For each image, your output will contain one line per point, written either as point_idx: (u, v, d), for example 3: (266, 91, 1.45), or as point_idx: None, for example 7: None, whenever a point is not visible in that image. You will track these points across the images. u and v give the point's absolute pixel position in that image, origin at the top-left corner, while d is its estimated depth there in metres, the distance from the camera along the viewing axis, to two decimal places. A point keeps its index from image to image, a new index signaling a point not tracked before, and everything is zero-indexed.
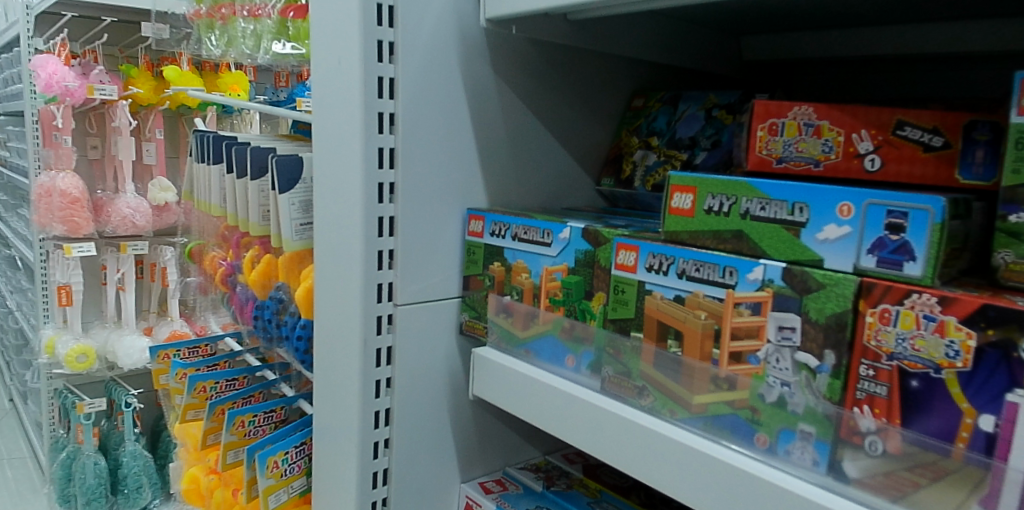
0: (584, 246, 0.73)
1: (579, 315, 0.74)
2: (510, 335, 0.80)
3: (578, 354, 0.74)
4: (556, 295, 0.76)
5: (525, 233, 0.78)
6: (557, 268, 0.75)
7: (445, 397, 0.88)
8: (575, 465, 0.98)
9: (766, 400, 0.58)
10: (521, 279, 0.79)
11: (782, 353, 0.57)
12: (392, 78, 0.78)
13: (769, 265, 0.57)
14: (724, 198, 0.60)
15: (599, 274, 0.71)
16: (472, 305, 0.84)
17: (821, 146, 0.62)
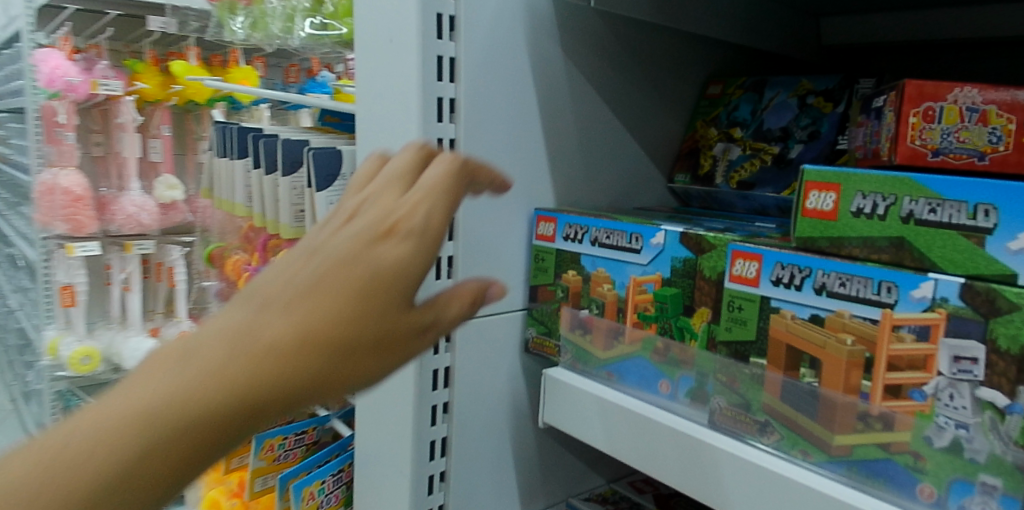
0: (683, 253, 0.62)
1: (675, 334, 0.63)
2: (588, 355, 0.70)
3: (673, 379, 0.64)
4: (647, 310, 0.65)
5: (608, 238, 0.67)
6: (648, 279, 0.65)
7: (506, 423, 0.77)
8: (645, 495, 0.87)
9: (935, 445, 0.48)
10: (602, 291, 0.68)
11: (959, 388, 0.46)
12: (453, 58, 0.67)
13: (941, 280, 0.47)
14: (879, 197, 0.49)
15: (704, 287, 0.61)
16: (540, 320, 0.74)
17: (988, 135, 0.51)
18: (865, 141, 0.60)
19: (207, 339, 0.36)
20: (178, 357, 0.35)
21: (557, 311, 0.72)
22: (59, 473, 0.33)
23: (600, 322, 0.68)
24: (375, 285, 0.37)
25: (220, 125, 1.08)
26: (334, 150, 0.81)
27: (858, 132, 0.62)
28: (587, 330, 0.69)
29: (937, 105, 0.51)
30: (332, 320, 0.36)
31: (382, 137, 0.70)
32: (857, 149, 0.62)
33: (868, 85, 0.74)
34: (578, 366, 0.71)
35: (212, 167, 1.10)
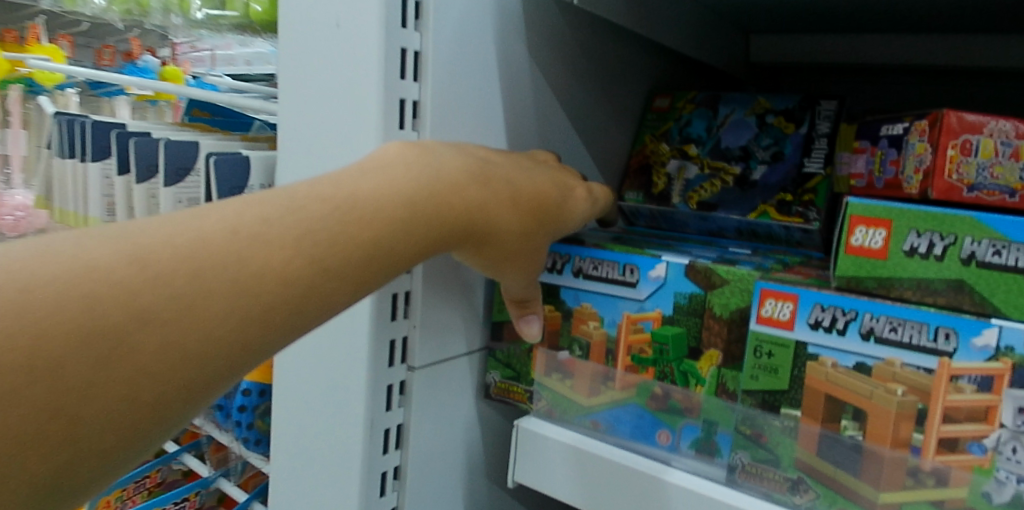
0: (689, 289, 0.55)
1: (678, 379, 0.56)
2: (567, 402, 0.61)
3: (673, 429, 0.57)
4: (642, 352, 0.57)
5: (595, 269, 0.59)
6: (646, 317, 0.57)
7: (460, 480, 0.65)
8: None
9: (994, 502, 0.44)
10: (587, 330, 0.60)
11: (1022, 441, 0.43)
12: (418, 52, 0.55)
13: (1007, 327, 0.43)
14: (936, 236, 0.45)
15: (714, 326, 0.54)
16: (508, 363, 0.64)
17: (1020, 172, 0.48)
18: (870, 169, 0.56)
19: (463, 160, 0.47)
20: (429, 157, 0.46)
21: (527, 352, 0.63)
22: (310, 236, 0.38)
23: (583, 365, 0.60)
24: (558, 207, 0.53)
25: (63, 116, 0.86)
26: (241, 156, 0.65)
27: (857, 159, 0.59)
28: (566, 374, 0.60)
29: (974, 138, 0.48)
30: (529, 205, 0.51)
31: (324, 143, 0.57)
32: (856, 177, 0.59)
33: (830, 107, 0.72)
34: (554, 414, 0.62)
35: (51, 168, 0.88)
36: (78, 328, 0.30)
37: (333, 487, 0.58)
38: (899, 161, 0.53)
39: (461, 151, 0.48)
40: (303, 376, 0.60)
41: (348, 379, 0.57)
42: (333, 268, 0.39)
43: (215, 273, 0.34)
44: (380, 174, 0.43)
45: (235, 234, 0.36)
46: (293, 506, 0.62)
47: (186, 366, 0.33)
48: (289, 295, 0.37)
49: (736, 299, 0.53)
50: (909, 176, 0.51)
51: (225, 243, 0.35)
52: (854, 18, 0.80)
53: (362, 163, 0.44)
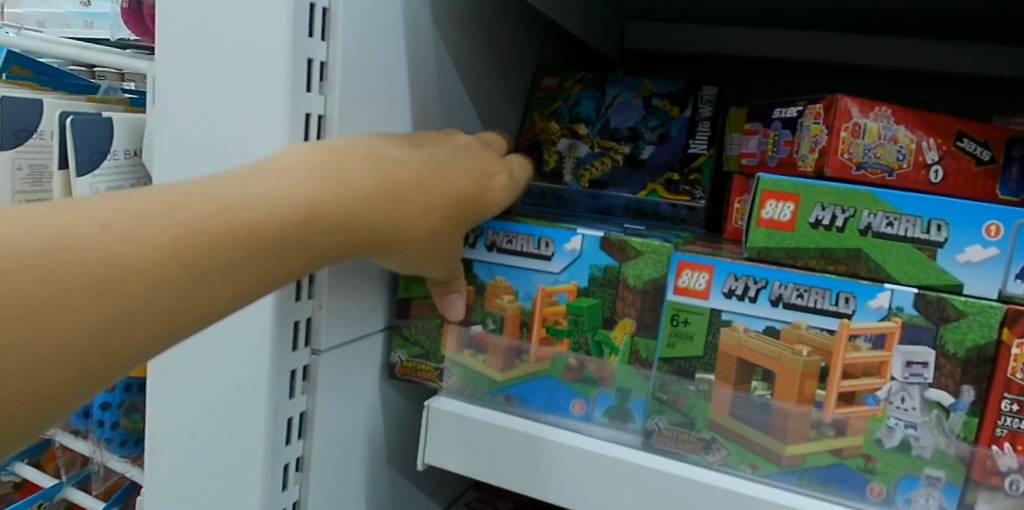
0: (605, 261, 0.55)
1: (592, 349, 0.56)
2: (478, 378, 0.59)
3: (588, 399, 0.57)
4: (557, 323, 0.57)
5: (508, 243, 0.58)
6: (560, 289, 0.56)
7: (364, 468, 0.61)
8: None
9: (885, 446, 0.49)
10: (501, 303, 0.58)
11: (909, 391, 0.49)
12: (326, 8, 0.50)
13: (897, 291, 0.48)
14: (839, 209, 0.50)
15: (628, 297, 0.55)
16: (415, 340, 0.61)
17: (897, 153, 0.53)
18: (763, 149, 0.61)
19: (375, 173, 0.46)
20: (341, 163, 0.45)
21: (436, 328, 0.60)
22: (188, 238, 0.36)
23: (496, 339, 0.58)
24: (471, 205, 0.53)
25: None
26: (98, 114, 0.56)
27: (749, 140, 0.63)
28: (479, 350, 0.59)
29: (863, 121, 0.53)
30: (439, 214, 0.50)
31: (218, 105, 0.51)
32: (748, 156, 0.63)
33: (711, 93, 0.77)
34: (464, 391, 0.60)
35: None
36: None
37: (230, 485, 0.52)
38: (793, 141, 0.58)
39: (379, 156, 0.47)
40: (188, 367, 0.52)
41: (249, 367, 0.50)
42: (210, 274, 0.37)
43: (72, 273, 0.32)
44: (279, 178, 0.42)
45: (104, 230, 0.34)
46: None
47: (34, 372, 0.31)
48: (157, 299, 0.35)
49: (650, 270, 0.54)
50: (803, 156, 0.56)
51: (90, 240, 0.33)
52: (725, 9, 0.85)
53: (267, 162, 0.43)
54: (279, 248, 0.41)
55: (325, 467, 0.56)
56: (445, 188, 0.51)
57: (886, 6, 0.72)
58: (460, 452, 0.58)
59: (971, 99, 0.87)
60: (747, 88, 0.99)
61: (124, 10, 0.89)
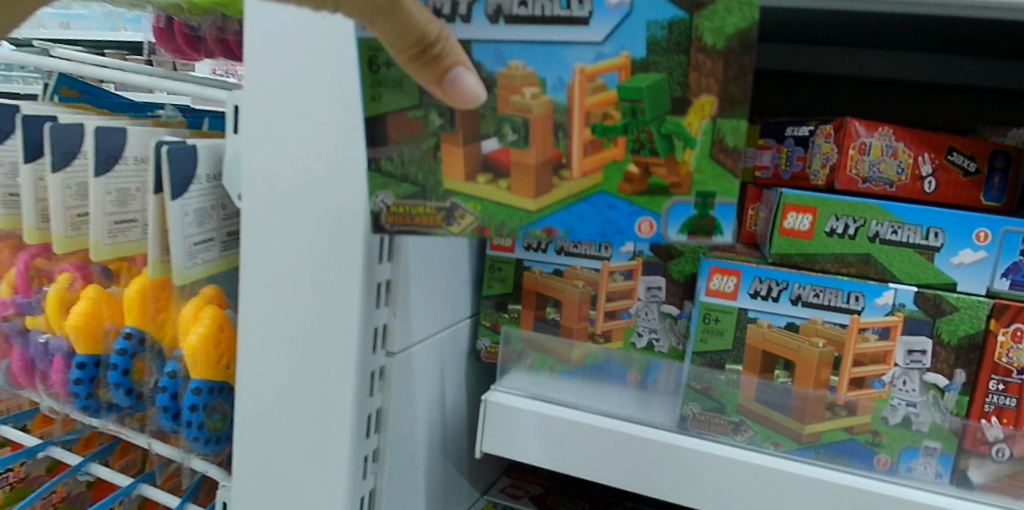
0: (670, 13, 0.41)
1: (659, 146, 0.42)
2: (503, 209, 0.45)
3: (659, 216, 0.43)
4: (606, 118, 0.43)
5: (523, 6, 0.43)
6: (607, 68, 0.42)
7: (423, 454, 0.66)
8: (522, 499, 0.80)
9: (890, 422, 0.57)
10: (521, 102, 0.44)
11: (910, 375, 0.58)
12: None
13: (900, 289, 0.57)
14: (851, 220, 0.59)
15: (706, 64, 0.41)
16: (406, 176, 0.47)
17: (896, 167, 0.63)
18: (777, 163, 0.70)
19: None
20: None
21: (430, 152, 0.46)
22: None
23: (520, 154, 0.44)
24: None
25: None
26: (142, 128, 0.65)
27: (762, 154, 0.71)
28: (499, 175, 0.45)
29: (869, 140, 0.63)
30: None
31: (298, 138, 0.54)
32: (761, 169, 0.71)
33: None
34: (486, 231, 0.46)
35: None
36: None
37: (315, 476, 0.58)
38: (805, 157, 0.67)
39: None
40: (274, 368, 0.58)
41: (335, 367, 0.56)
42: None
43: None
44: None
45: None
46: (262, 497, 0.60)
47: None
48: None
49: (734, 19, 0.40)
50: (815, 171, 0.66)
51: None
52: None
53: None
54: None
55: (395, 456, 0.61)
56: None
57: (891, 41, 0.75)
58: (516, 440, 0.64)
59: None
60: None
61: (157, 31, 0.92)
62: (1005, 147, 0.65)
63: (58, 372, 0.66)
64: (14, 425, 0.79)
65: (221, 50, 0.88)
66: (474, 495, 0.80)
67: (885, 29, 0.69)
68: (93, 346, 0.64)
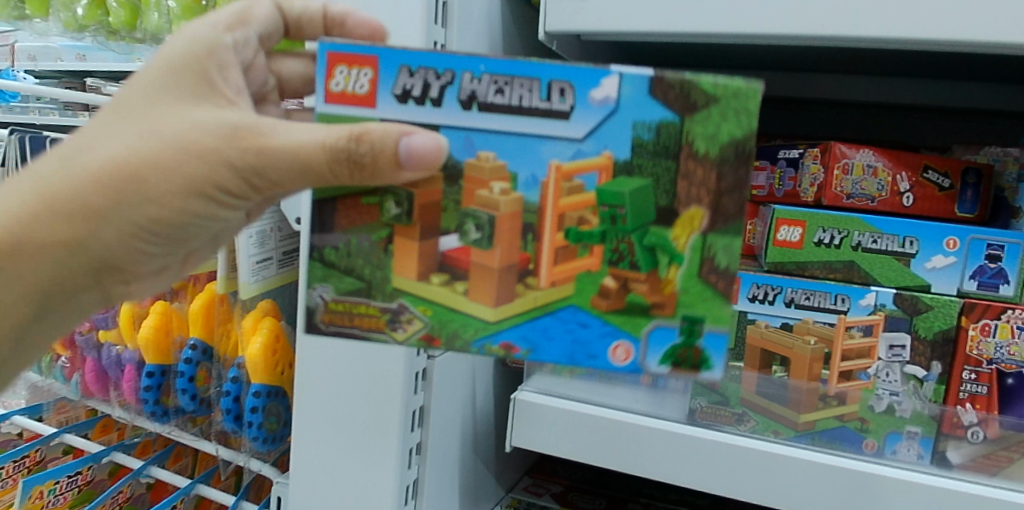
0: (658, 115, 0.46)
1: (642, 260, 0.48)
2: (455, 321, 0.50)
3: (637, 340, 0.48)
4: (581, 222, 0.48)
5: (500, 94, 0.47)
6: (589, 168, 0.47)
7: (458, 450, 0.73)
8: (545, 496, 0.86)
9: (876, 410, 0.66)
10: (488, 198, 0.48)
11: (892, 367, 0.66)
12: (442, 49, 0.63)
13: (880, 291, 0.65)
14: (836, 231, 0.68)
15: (696, 172, 0.47)
16: (351, 269, 0.50)
17: (877, 184, 0.71)
18: (770, 183, 0.77)
19: (107, 151, 0.49)
20: (71, 158, 0.49)
21: (381, 244, 0.50)
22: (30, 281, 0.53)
23: (482, 253, 0.49)
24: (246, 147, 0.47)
25: (19, 133, 0.87)
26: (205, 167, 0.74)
27: (758, 175, 0.79)
28: (456, 277, 0.50)
29: (851, 161, 0.71)
30: (172, 152, 0.48)
31: None
32: (757, 189, 0.78)
33: None
34: (432, 342, 0.50)
35: None
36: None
37: (365, 467, 0.65)
38: (796, 178, 0.75)
39: (87, 127, 0.50)
40: (329, 371, 0.65)
41: (385, 369, 0.63)
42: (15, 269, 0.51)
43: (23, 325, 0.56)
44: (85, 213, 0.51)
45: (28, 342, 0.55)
46: (318, 488, 0.67)
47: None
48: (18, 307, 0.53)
49: (728, 126, 0.46)
50: (805, 189, 0.74)
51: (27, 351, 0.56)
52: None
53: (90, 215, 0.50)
54: (81, 221, 0.50)
55: (437, 451, 0.68)
56: (210, 113, 0.49)
57: (873, 66, 0.82)
58: (543, 435, 0.70)
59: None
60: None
61: None
62: (976, 164, 0.72)
63: (129, 379, 0.75)
64: (76, 434, 0.86)
65: None
66: (499, 493, 0.86)
67: (867, 58, 0.77)
68: (162, 357, 0.74)
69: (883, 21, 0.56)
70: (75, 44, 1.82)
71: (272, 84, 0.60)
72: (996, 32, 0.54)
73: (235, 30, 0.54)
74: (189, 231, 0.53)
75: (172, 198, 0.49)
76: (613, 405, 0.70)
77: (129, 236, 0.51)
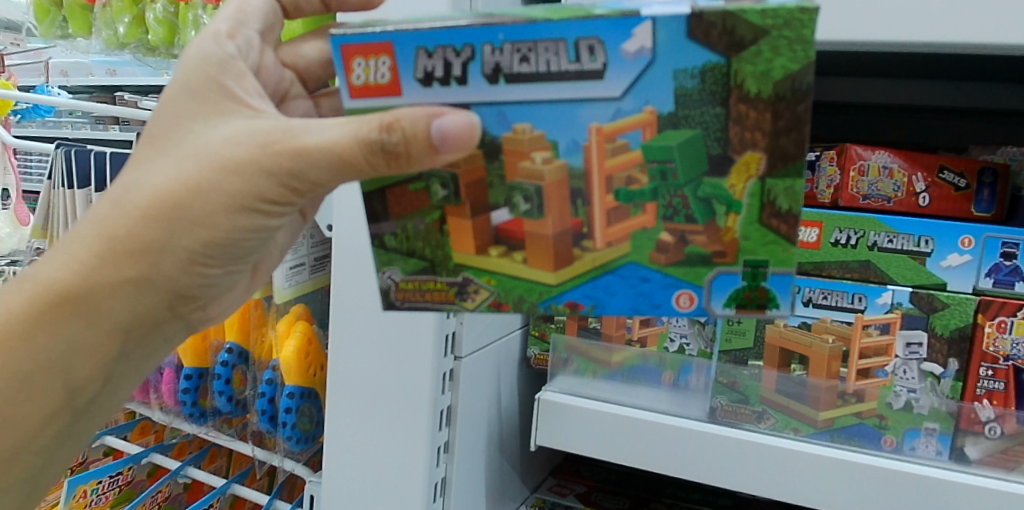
0: (703, 59, 0.45)
1: (697, 212, 0.48)
2: (521, 285, 0.52)
3: (699, 288, 0.50)
4: (630, 181, 0.48)
5: (525, 62, 0.46)
6: (632, 124, 0.47)
7: (484, 449, 0.75)
8: (569, 497, 0.88)
9: (894, 407, 0.66)
10: (529, 168, 0.49)
11: (910, 365, 0.67)
12: None
13: (897, 290, 0.67)
14: (852, 231, 0.69)
15: (750, 115, 0.46)
16: (411, 250, 0.54)
17: (892, 185, 0.73)
18: None
19: (153, 184, 0.52)
20: (121, 199, 0.53)
21: (435, 225, 0.53)
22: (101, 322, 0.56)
23: (534, 223, 0.50)
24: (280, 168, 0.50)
25: (64, 148, 0.92)
26: None
27: None
28: (513, 247, 0.52)
29: (867, 163, 0.73)
30: (210, 172, 0.51)
31: None
32: None
33: None
34: (501, 306, 0.53)
35: (53, 198, 0.92)
36: (44, 452, 0.59)
37: (396, 465, 0.67)
38: (813, 180, 0.77)
39: (131, 163, 0.53)
40: (361, 372, 0.67)
41: (415, 370, 0.65)
42: (82, 311, 0.55)
43: (107, 369, 0.59)
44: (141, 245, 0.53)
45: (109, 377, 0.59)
46: (350, 485, 0.69)
47: (77, 389, 0.58)
48: (94, 347, 0.56)
49: (783, 60, 0.44)
50: (822, 190, 0.76)
51: (105, 388, 0.60)
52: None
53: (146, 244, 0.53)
54: (143, 258, 0.53)
55: (464, 450, 0.70)
56: (240, 124, 0.52)
57: (888, 69, 0.84)
58: (568, 432, 0.73)
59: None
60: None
61: None
62: (992, 165, 0.73)
63: (168, 382, 0.79)
64: (116, 436, 0.90)
65: None
66: (525, 493, 0.88)
67: (881, 61, 0.79)
68: (199, 361, 0.78)
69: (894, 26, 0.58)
70: (107, 59, 1.87)
71: (290, 78, 0.64)
72: (1002, 34, 0.56)
73: (235, 37, 0.57)
74: (241, 248, 0.56)
75: (220, 220, 0.52)
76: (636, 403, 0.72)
77: (187, 261, 0.54)
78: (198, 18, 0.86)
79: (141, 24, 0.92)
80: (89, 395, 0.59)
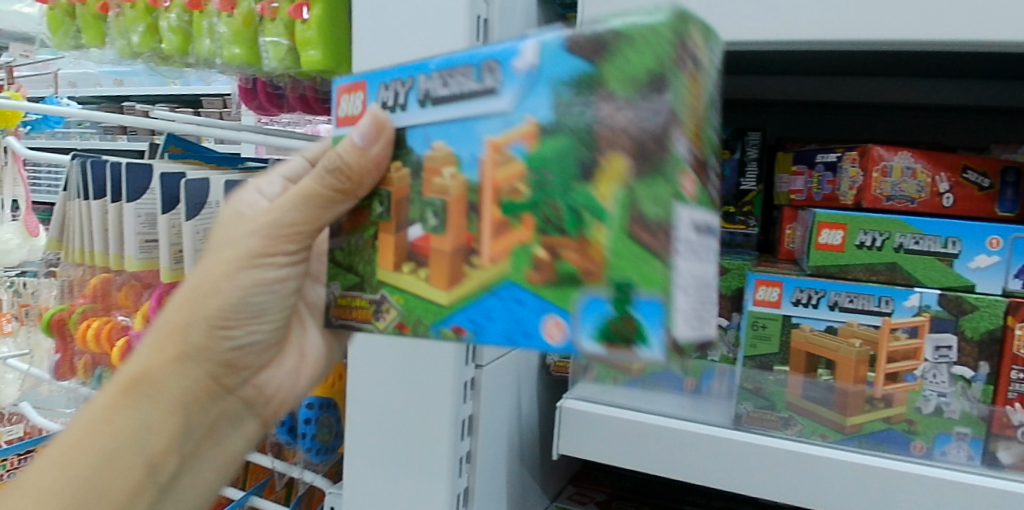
0: (575, 69, 0.43)
1: (568, 223, 0.44)
2: (421, 307, 0.51)
3: (569, 314, 0.44)
4: (513, 193, 0.46)
5: (444, 87, 0.48)
6: (514, 137, 0.46)
7: (504, 458, 0.74)
8: (590, 505, 0.86)
9: (924, 411, 0.65)
10: (439, 183, 0.49)
11: (940, 368, 0.66)
12: None
13: (925, 293, 0.66)
14: (878, 233, 0.68)
15: (611, 125, 0.42)
16: (350, 266, 0.54)
17: (916, 186, 0.72)
18: (809, 187, 0.80)
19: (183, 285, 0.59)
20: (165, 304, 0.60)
21: (371, 241, 0.53)
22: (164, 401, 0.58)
23: (438, 239, 0.49)
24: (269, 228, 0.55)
25: (80, 158, 0.91)
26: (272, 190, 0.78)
27: (796, 180, 0.81)
28: (420, 263, 0.50)
29: (890, 163, 0.72)
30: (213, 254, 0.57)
31: None
32: (796, 193, 0.81)
33: (756, 138, 0.88)
34: (405, 329, 0.52)
35: (73, 210, 0.92)
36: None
37: (417, 474, 0.66)
38: (835, 181, 0.77)
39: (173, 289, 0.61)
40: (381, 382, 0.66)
41: (435, 379, 0.64)
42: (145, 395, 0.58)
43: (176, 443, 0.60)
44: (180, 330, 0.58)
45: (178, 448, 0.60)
46: (371, 495, 0.68)
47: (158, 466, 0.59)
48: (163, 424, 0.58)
49: (645, 59, 0.41)
50: (844, 191, 0.75)
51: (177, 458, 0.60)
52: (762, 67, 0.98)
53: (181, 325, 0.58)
54: (176, 336, 0.58)
55: (484, 460, 0.69)
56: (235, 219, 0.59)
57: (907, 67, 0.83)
58: (588, 441, 0.71)
59: (984, 129, 0.97)
60: (779, 123, 1.07)
61: (244, 90, 1.05)
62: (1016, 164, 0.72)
63: None
64: None
65: (301, 105, 1.01)
66: (544, 502, 0.86)
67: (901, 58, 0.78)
68: None
69: (922, 23, 0.56)
70: (116, 69, 1.88)
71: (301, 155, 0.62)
72: None
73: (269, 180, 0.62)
74: (257, 306, 0.58)
75: (223, 285, 0.57)
76: (657, 410, 0.70)
77: (212, 329, 0.58)
78: (213, 26, 0.86)
79: (155, 32, 0.91)
80: (171, 470, 0.60)
